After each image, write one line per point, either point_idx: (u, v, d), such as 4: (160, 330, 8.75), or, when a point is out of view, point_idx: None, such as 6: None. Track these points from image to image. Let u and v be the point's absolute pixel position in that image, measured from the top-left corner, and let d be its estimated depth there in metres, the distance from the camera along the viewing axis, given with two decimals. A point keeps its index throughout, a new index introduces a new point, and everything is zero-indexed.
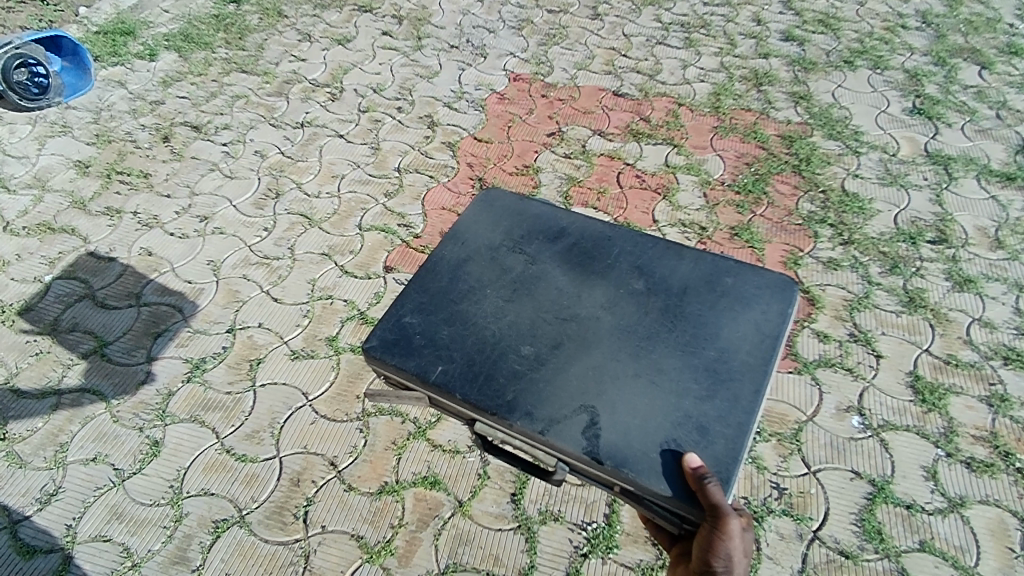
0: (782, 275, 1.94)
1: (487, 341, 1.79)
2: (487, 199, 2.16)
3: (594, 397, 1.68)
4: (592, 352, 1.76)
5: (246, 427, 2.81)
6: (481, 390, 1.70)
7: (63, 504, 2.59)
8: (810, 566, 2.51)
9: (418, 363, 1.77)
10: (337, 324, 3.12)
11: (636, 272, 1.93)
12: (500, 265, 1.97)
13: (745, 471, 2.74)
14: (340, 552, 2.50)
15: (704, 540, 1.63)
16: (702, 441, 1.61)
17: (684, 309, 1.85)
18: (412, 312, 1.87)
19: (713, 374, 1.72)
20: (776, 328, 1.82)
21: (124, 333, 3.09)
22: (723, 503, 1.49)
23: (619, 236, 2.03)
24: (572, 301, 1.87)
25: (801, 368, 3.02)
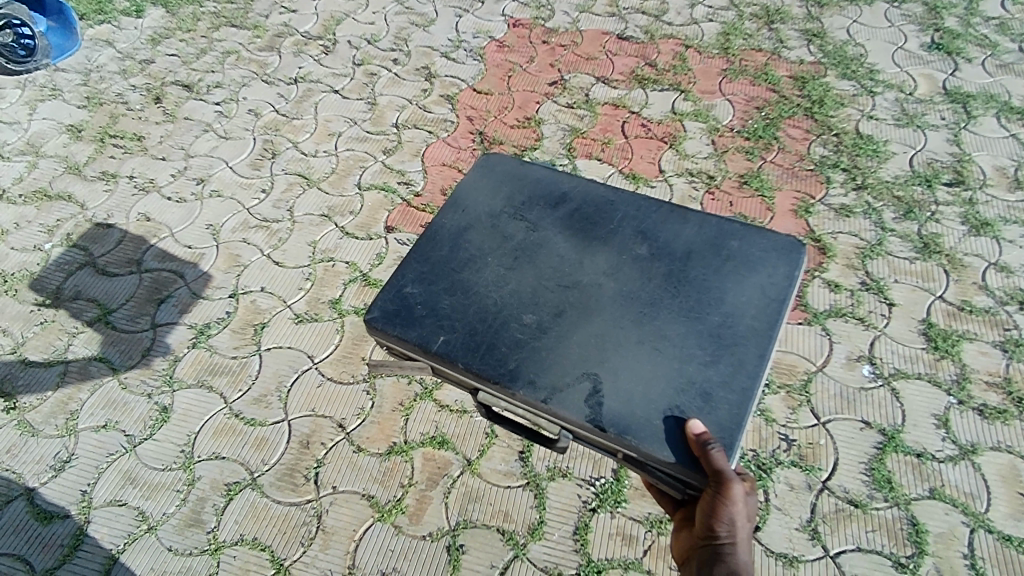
0: (790, 236, 1.92)
1: (488, 309, 1.79)
2: (487, 163, 2.14)
3: (596, 365, 1.69)
4: (594, 319, 1.76)
5: (253, 391, 2.82)
6: (483, 359, 1.72)
7: (78, 470, 2.62)
8: (819, 516, 2.51)
9: (420, 334, 1.78)
10: (340, 286, 3.09)
11: (640, 237, 1.92)
12: (500, 232, 1.96)
13: (753, 423, 2.72)
14: (351, 511, 2.53)
15: (706, 507, 1.66)
16: (706, 408, 1.62)
17: (688, 273, 1.84)
18: (412, 283, 1.88)
19: (718, 339, 1.72)
20: (783, 291, 1.81)
21: (127, 300, 3.08)
22: (727, 469, 1.52)
23: (622, 200, 2.01)
24: (573, 268, 1.86)
25: (811, 319, 2.98)
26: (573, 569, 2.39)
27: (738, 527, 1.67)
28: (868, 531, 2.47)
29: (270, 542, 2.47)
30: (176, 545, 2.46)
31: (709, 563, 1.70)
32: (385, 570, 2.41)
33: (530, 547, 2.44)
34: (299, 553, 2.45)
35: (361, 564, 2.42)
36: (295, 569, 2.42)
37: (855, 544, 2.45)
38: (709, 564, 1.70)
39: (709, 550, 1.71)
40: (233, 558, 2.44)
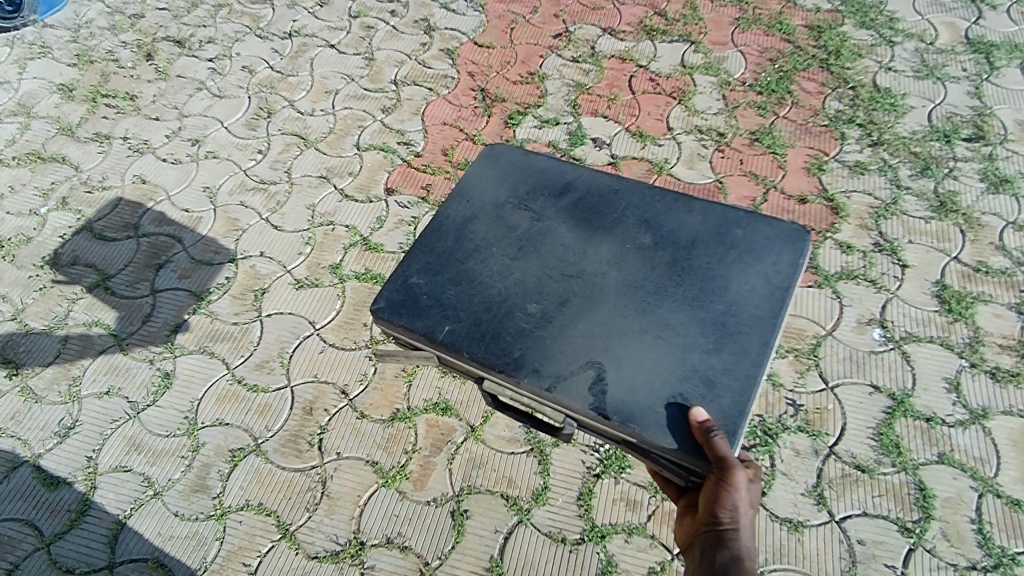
0: (795, 224, 1.93)
1: (494, 300, 1.83)
2: (490, 152, 2.15)
3: (600, 353, 1.73)
4: (598, 308, 1.80)
5: (255, 357, 2.79)
6: (489, 348, 1.75)
7: (82, 436, 2.63)
8: (825, 481, 2.50)
9: (426, 324, 1.81)
10: (340, 251, 3.04)
11: (644, 226, 1.94)
12: (505, 222, 1.98)
13: (760, 388, 2.69)
14: (356, 476, 2.53)
15: (711, 492, 1.65)
16: (709, 395, 1.66)
17: (692, 263, 1.86)
18: (418, 272, 1.90)
19: (720, 329, 1.75)
20: (786, 279, 1.83)
21: (125, 265, 3.04)
22: (730, 456, 1.56)
23: (626, 188, 2.03)
24: (578, 258, 1.89)
25: (822, 282, 2.91)
26: (577, 535, 2.40)
27: (742, 513, 1.65)
28: (874, 496, 2.46)
29: (275, 507, 2.48)
30: (182, 510, 2.47)
31: (711, 549, 1.67)
32: (390, 534, 2.42)
33: (534, 513, 2.44)
34: (305, 518, 2.46)
35: (366, 529, 2.43)
36: (300, 534, 2.43)
37: (860, 509, 2.44)
38: (711, 550, 1.67)
39: (712, 537, 1.68)
40: (239, 522, 2.45)
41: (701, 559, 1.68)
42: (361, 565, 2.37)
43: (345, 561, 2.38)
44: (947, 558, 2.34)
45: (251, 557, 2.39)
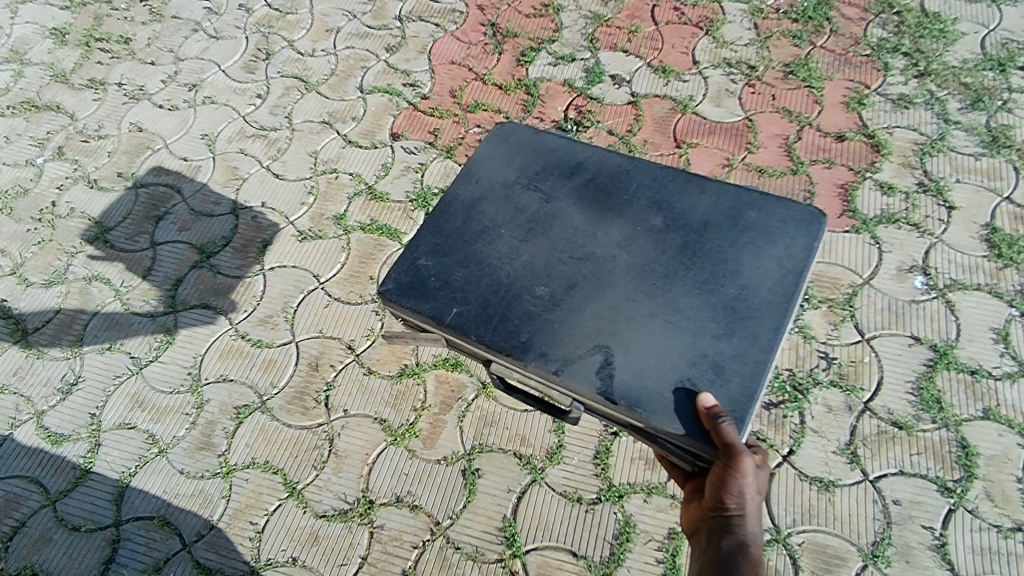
0: (810, 206, 1.75)
1: (501, 282, 1.70)
2: (501, 129, 1.98)
3: (608, 336, 1.61)
4: (608, 293, 1.66)
5: (259, 312, 2.69)
6: (497, 330, 1.65)
7: (86, 393, 2.56)
8: (859, 438, 2.34)
9: (434, 305, 1.70)
10: (345, 201, 2.90)
11: (654, 208, 1.78)
12: (514, 202, 1.82)
13: (790, 341, 2.52)
14: (364, 434, 2.44)
15: (716, 480, 1.58)
16: (717, 380, 1.55)
17: (703, 246, 1.70)
18: (428, 253, 1.77)
19: (730, 313, 1.61)
20: (800, 263, 1.66)
21: (124, 217, 2.93)
22: (737, 442, 1.46)
23: (638, 168, 1.85)
24: (587, 240, 1.74)
25: (860, 226, 2.69)
26: (593, 495, 2.29)
27: (748, 499, 1.58)
28: (912, 454, 2.31)
29: (282, 465, 2.40)
30: (188, 468, 2.41)
31: (716, 536, 1.60)
32: (400, 493, 2.33)
33: (549, 472, 2.33)
34: (312, 477, 2.38)
35: (375, 488, 2.35)
36: (308, 493, 2.36)
37: (897, 468, 2.29)
38: (716, 537, 1.60)
39: (717, 523, 1.61)
40: (245, 480, 2.39)
41: (706, 545, 1.62)
42: (370, 524, 2.29)
43: (354, 520, 2.30)
44: (990, 518, 2.20)
45: (258, 515, 2.33)
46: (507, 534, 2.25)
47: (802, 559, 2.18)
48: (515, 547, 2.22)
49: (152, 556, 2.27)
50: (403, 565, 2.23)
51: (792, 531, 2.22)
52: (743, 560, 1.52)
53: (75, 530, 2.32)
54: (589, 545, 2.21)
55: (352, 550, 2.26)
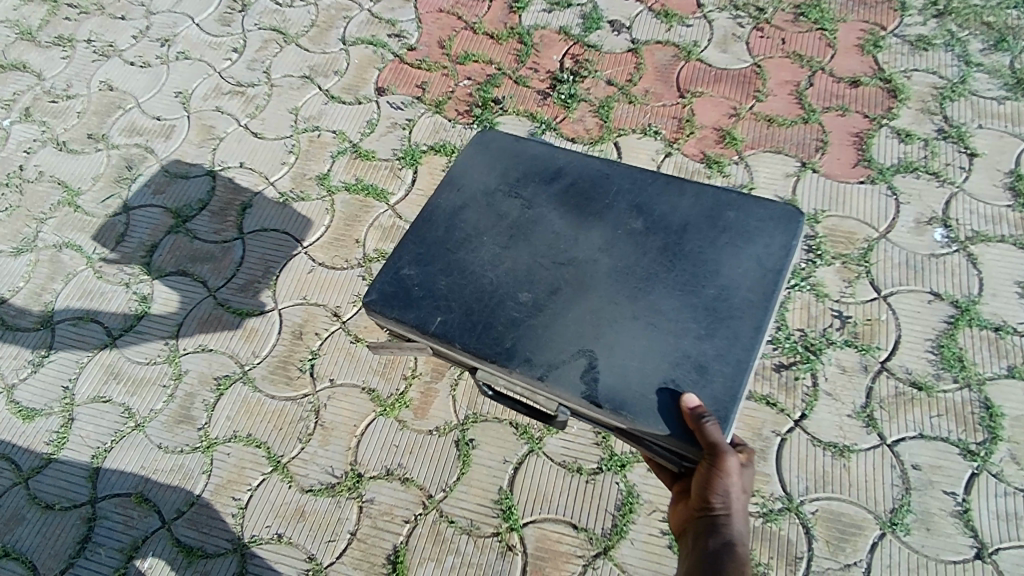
0: (787, 206, 1.63)
1: (484, 290, 1.58)
2: (480, 136, 1.83)
3: (592, 339, 1.51)
4: (590, 299, 1.55)
5: (238, 279, 2.54)
6: (481, 338, 1.53)
7: (58, 366, 2.43)
8: (876, 400, 2.21)
9: (418, 314, 1.58)
10: (328, 160, 2.74)
11: (633, 212, 1.66)
12: (495, 211, 1.69)
13: (802, 300, 2.38)
14: (351, 405, 2.31)
15: (703, 477, 1.45)
16: (700, 381, 1.45)
17: (683, 249, 1.60)
18: (410, 262, 1.65)
19: (711, 314, 1.51)
20: (780, 262, 1.56)
21: (95, 180, 2.79)
22: (722, 441, 1.36)
23: (619, 169, 1.73)
24: (569, 245, 1.62)
25: (876, 177, 2.52)
26: (594, 464, 2.16)
27: (736, 495, 1.45)
28: (933, 416, 2.18)
29: (265, 438, 2.28)
30: (166, 442, 2.29)
31: (703, 536, 1.46)
32: (390, 466, 2.21)
33: (546, 442, 2.20)
34: (297, 450, 2.26)
35: (364, 461, 2.22)
36: (293, 467, 2.23)
37: (916, 431, 2.16)
38: (703, 536, 1.46)
39: (705, 522, 1.47)
40: (227, 455, 2.26)
41: (692, 547, 1.47)
42: (359, 499, 2.17)
43: (342, 494, 2.18)
44: (1016, 482, 2.07)
45: (241, 491, 2.21)
46: (504, 506, 2.12)
47: (816, 528, 2.06)
48: (512, 520, 2.10)
49: (130, 535, 2.16)
50: (393, 540, 2.11)
51: (805, 500, 2.10)
52: (730, 561, 1.37)
53: (49, 509, 2.21)
54: (590, 517, 2.09)
55: (341, 526, 2.14)
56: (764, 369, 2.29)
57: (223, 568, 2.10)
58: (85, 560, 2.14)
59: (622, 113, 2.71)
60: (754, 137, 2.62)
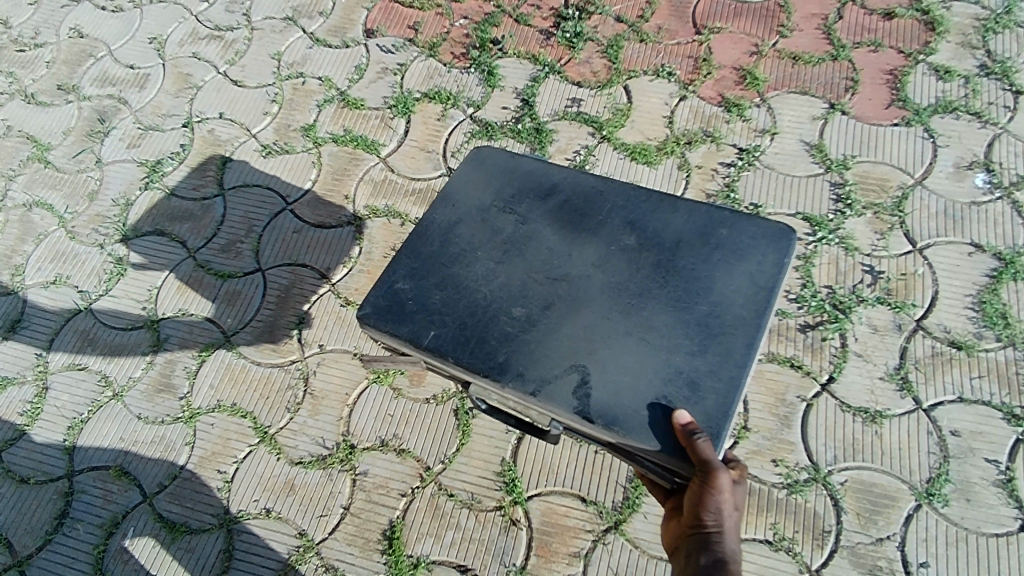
0: (779, 223, 1.44)
1: (477, 303, 1.42)
2: (474, 149, 1.62)
3: (585, 355, 1.35)
4: (584, 318, 1.38)
5: (220, 239, 2.38)
6: (474, 353, 1.37)
7: (30, 332, 2.28)
8: (910, 361, 2.06)
9: (412, 328, 1.42)
10: (313, 110, 2.56)
11: (627, 228, 1.46)
12: (490, 226, 1.50)
13: (830, 254, 2.21)
14: (342, 372, 2.15)
15: (693, 493, 1.32)
16: (692, 399, 1.31)
17: (676, 266, 1.42)
18: (405, 275, 1.47)
19: (703, 331, 1.35)
20: (771, 282, 1.39)
21: (66, 135, 2.61)
22: (714, 458, 1.23)
23: (616, 183, 1.52)
24: (563, 261, 1.44)
25: (912, 118, 2.35)
26: None
27: (728, 512, 1.31)
28: (973, 378, 2.03)
29: (251, 408, 2.13)
30: (146, 413, 2.14)
31: (693, 556, 1.31)
32: (384, 437, 2.05)
33: None
34: (285, 421, 2.10)
35: (357, 431, 2.07)
36: (281, 438, 2.08)
37: (955, 394, 2.02)
38: (693, 555, 1.31)
39: (695, 540, 1.33)
40: (211, 425, 2.11)
41: (681, 568, 1.32)
42: (352, 471, 2.03)
43: (333, 466, 2.03)
44: None
45: (227, 463, 2.06)
46: (507, 479, 1.97)
47: (845, 500, 1.92)
48: (516, 493, 1.95)
49: (110, 510, 2.02)
50: (390, 515, 1.97)
51: (833, 469, 1.96)
52: None
53: (23, 483, 2.07)
54: (599, 490, 1.94)
55: (333, 500, 2.00)
56: (787, 330, 2.12)
57: (210, 544, 1.97)
58: (62, 537, 2.00)
59: (633, 53, 2.54)
60: (778, 78, 2.46)
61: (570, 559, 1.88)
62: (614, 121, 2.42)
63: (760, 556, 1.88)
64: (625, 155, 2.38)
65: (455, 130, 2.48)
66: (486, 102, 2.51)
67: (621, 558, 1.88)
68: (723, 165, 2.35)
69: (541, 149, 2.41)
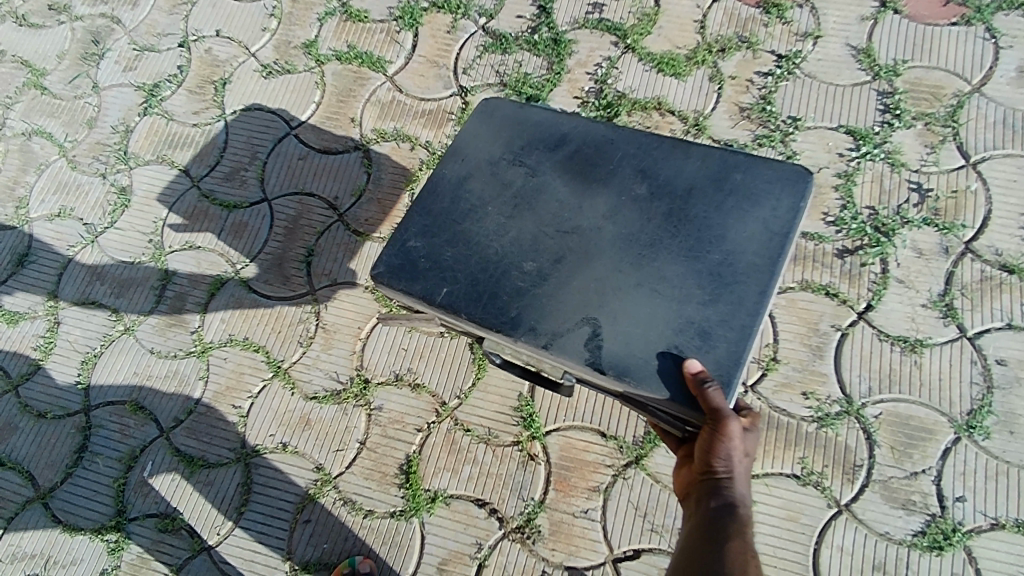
0: (794, 165, 1.32)
1: (488, 259, 1.34)
2: (482, 101, 1.51)
3: (594, 306, 1.28)
4: (594, 272, 1.30)
5: (223, 167, 2.28)
6: (487, 308, 1.30)
7: (38, 266, 2.23)
8: (957, 286, 1.92)
9: (425, 286, 1.34)
10: (315, 25, 2.39)
11: (638, 175, 1.37)
12: (499, 180, 1.41)
13: (873, 172, 2.03)
14: (354, 306, 2.08)
15: (702, 440, 1.24)
16: (704, 348, 1.23)
17: (689, 214, 1.32)
18: (417, 233, 1.39)
19: (715, 280, 1.26)
20: (786, 228, 1.28)
21: (59, 58, 2.48)
22: (725, 407, 1.15)
23: (627, 128, 1.41)
24: (572, 213, 1.35)
25: (972, 17, 2.12)
26: None
27: (739, 459, 1.23)
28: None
29: (264, 342, 2.08)
30: (158, 346, 2.11)
31: (702, 501, 1.24)
32: (399, 371, 2.00)
33: None
34: (299, 355, 2.06)
35: (371, 365, 2.02)
36: (295, 372, 2.04)
37: (1003, 321, 1.88)
38: (703, 501, 1.23)
39: (705, 487, 1.25)
40: (224, 359, 2.08)
41: (690, 515, 1.25)
42: (367, 406, 1.99)
43: (348, 401, 2.00)
44: None
45: (242, 398, 2.04)
46: (524, 414, 1.92)
47: (879, 433, 1.83)
48: (534, 428, 1.90)
49: (128, 444, 2.03)
50: (406, 450, 1.94)
51: (867, 402, 1.86)
52: (734, 528, 1.15)
53: (41, 418, 2.07)
54: (619, 424, 1.89)
55: (350, 434, 1.97)
56: (823, 255, 1.98)
57: (228, 479, 1.96)
58: (83, 470, 2.02)
59: None
60: None
61: (589, 494, 1.85)
62: (639, 28, 2.22)
63: (787, 491, 1.82)
64: (651, 67, 2.19)
65: (466, 44, 2.30)
66: (499, 10, 2.31)
67: (642, 493, 1.84)
68: (759, 75, 2.15)
69: (559, 62, 2.22)
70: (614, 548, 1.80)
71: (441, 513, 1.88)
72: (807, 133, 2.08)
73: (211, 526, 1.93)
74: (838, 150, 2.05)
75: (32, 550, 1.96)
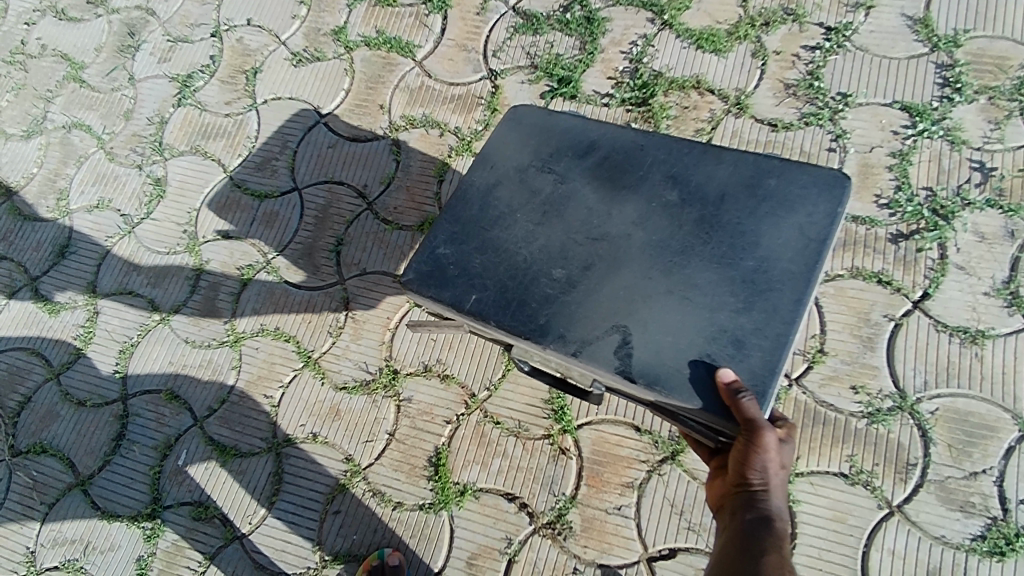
0: (831, 169, 1.24)
1: (517, 266, 1.29)
2: (509, 109, 1.46)
3: (624, 314, 1.21)
4: (623, 280, 1.24)
5: (255, 157, 2.27)
6: (516, 316, 1.25)
7: (78, 257, 2.27)
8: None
9: (454, 294, 1.30)
10: (344, 11, 2.36)
11: (668, 181, 1.30)
12: (527, 187, 1.35)
13: (931, 150, 1.89)
14: (384, 296, 2.05)
15: (737, 450, 1.17)
16: (736, 356, 1.15)
17: (720, 220, 1.25)
18: (445, 240, 1.35)
19: (748, 287, 1.19)
20: (823, 235, 1.20)
21: (97, 52, 2.50)
22: (760, 418, 1.09)
23: (658, 133, 1.34)
24: (601, 220, 1.29)
25: None
26: None
27: (775, 470, 1.16)
28: None
29: (295, 332, 2.07)
30: (193, 336, 2.12)
31: (736, 513, 1.17)
32: (428, 361, 1.96)
33: None
34: (329, 345, 2.04)
35: (400, 356, 1.99)
36: (325, 362, 2.03)
37: None
38: (737, 513, 1.17)
39: (739, 498, 1.18)
40: (256, 349, 2.08)
41: (724, 528, 1.18)
42: (397, 397, 1.96)
43: (378, 392, 1.97)
44: None
45: (273, 388, 2.03)
46: (556, 406, 1.86)
47: (935, 431, 1.72)
48: (565, 421, 1.85)
49: (163, 433, 2.05)
50: (435, 442, 1.90)
51: (923, 397, 1.74)
52: (769, 540, 1.09)
53: (81, 405, 2.11)
54: (654, 418, 1.82)
55: (379, 425, 1.95)
56: (875, 240, 1.86)
57: (260, 468, 1.97)
58: (120, 458, 2.05)
59: None
60: None
61: (622, 490, 1.79)
62: (677, 3, 2.11)
63: (834, 491, 1.72)
64: (690, 44, 2.08)
65: (497, 25, 2.23)
66: None
67: (678, 490, 1.77)
68: (806, 49, 2.02)
69: (592, 41, 2.14)
70: (649, 546, 1.74)
71: (470, 506, 1.84)
72: (858, 110, 1.95)
73: (243, 514, 1.93)
74: (893, 127, 1.92)
75: (72, 535, 2.00)
